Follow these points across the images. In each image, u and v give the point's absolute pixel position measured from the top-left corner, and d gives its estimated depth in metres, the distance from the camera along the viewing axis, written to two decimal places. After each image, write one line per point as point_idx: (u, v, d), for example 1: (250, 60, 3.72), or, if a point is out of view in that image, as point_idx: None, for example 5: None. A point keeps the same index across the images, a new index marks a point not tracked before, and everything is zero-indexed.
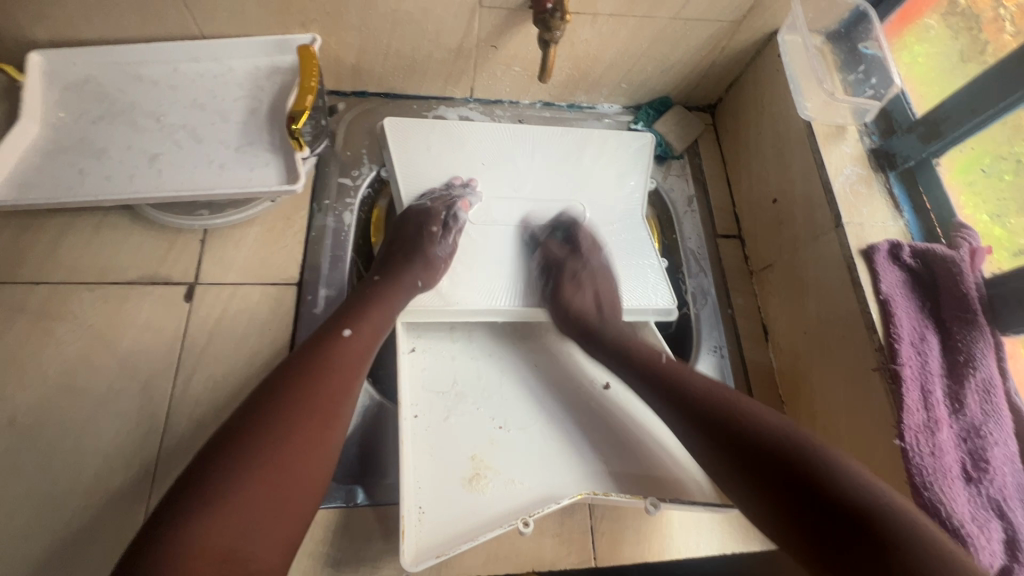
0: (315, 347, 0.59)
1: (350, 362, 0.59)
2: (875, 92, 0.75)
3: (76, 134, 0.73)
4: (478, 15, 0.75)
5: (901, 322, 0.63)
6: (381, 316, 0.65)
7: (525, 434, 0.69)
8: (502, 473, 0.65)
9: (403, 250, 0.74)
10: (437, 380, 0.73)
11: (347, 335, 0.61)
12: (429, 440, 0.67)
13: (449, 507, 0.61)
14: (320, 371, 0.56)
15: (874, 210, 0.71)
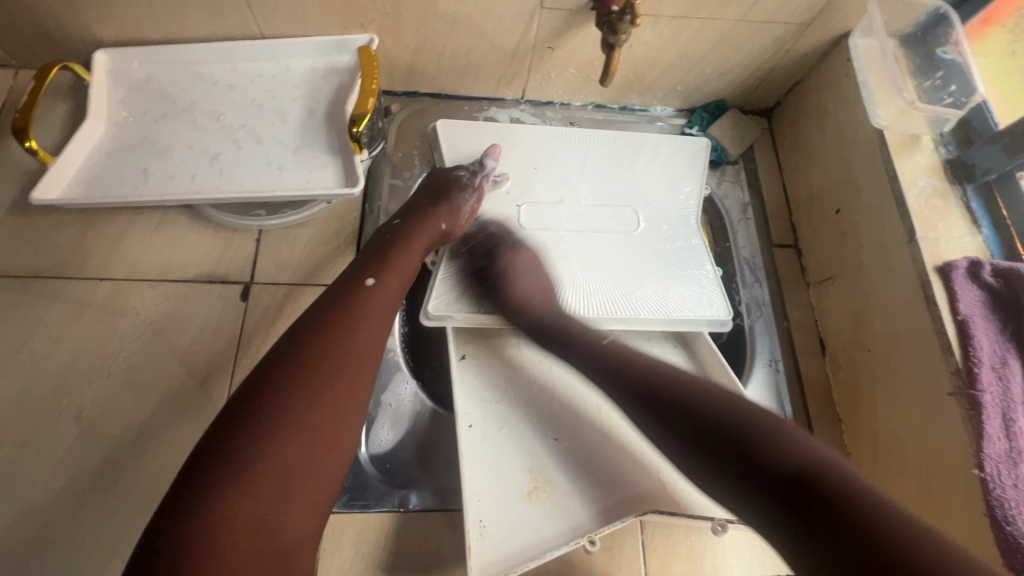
0: (341, 302, 0.56)
1: (373, 315, 0.57)
2: (954, 100, 0.71)
3: (139, 133, 0.74)
4: (538, 16, 0.74)
5: (981, 345, 0.60)
6: (399, 261, 0.64)
7: (579, 446, 0.68)
8: (560, 486, 0.65)
9: (431, 193, 0.75)
10: (487, 388, 0.72)
11: (370, 286, 0.59)
12: (486, 450, 0.66)
13: (509, 518, 0.62)
14: (346, 325, 0.54)
15: (950, 224, 0.68)
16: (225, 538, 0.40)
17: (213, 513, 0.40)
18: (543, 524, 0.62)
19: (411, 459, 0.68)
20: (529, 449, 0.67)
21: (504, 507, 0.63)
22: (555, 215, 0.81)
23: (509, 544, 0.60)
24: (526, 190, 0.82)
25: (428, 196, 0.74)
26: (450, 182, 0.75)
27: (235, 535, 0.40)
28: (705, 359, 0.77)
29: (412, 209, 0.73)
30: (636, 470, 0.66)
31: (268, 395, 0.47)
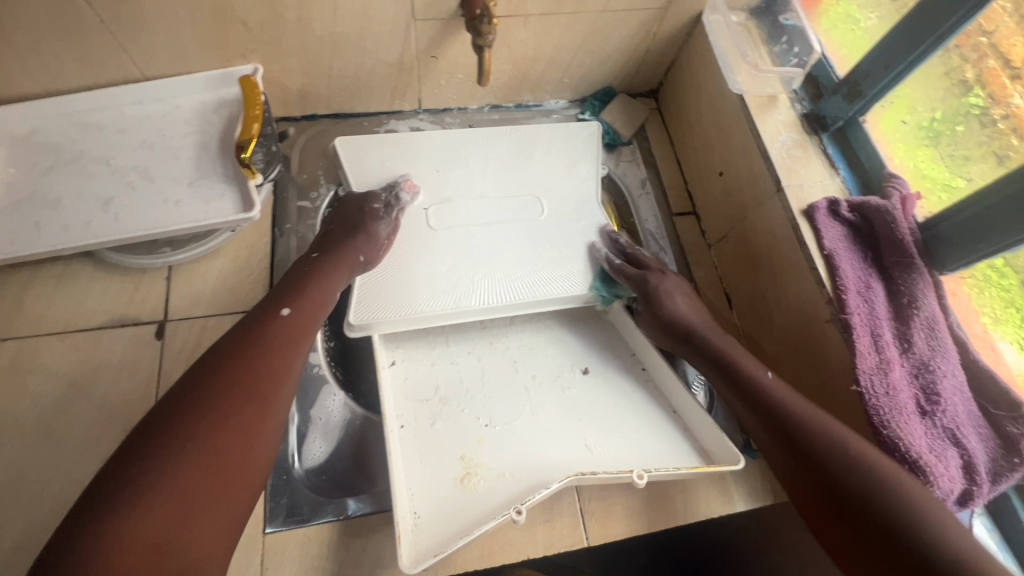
0: (255, 331, 0.59)
1: (287, 338, 0.60)
2: (799, 60, 0.79)
3: (27, 187, 0.74)
4: (413, 28, 0.78)
5: (846, 274, 0.66)
6: (320, 291, 0.67)
7: (510, 427, 0.71)
8: (491, 468, 0.67)
9: (344, 229, 0.77)
10: (418, 388, 0.74)
11: (285, 314, 0.62)
12: (419, 448, 0.68)
13: (444, 505, 0.63)
14: (258, 348, 0.57)
15: (811, 171, 0.74)
16: (121, 556, 0.40)
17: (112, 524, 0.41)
18: (476, 506, 0.63)
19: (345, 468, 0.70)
20: (461, 439, 0.70)
21: (440, 497, 0.64)
22: (461, 214, 0.84)
23: (445, 529, 0.61)
24: (433, 194, 0.85)
25: (344, 229, 0.77)
26: (364, 214, 0.78)
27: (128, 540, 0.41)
28: (623, 328, 0.82)
29: (324, 240, 0.76)
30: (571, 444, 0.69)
31: (175, 414, 0.49)
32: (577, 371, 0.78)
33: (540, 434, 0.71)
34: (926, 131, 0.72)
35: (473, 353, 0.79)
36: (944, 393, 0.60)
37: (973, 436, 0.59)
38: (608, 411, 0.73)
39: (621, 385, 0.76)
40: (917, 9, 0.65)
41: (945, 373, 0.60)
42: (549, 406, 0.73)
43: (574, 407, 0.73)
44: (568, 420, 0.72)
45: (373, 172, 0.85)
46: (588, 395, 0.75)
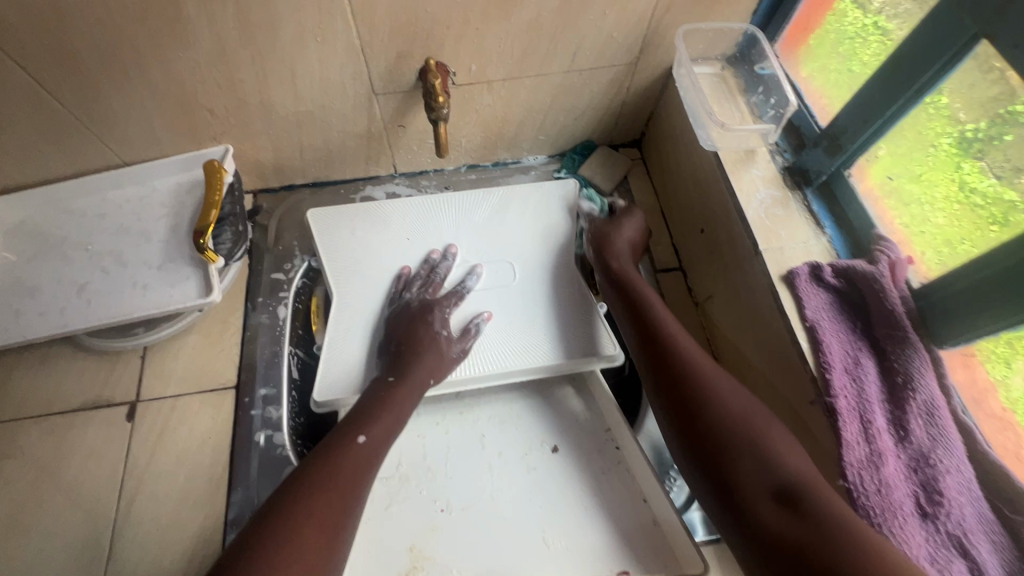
0: (330, 462, 0.56)
1: (357, 469, 0.57)
2: (777, 112, 0.74)
3: (13, 275, 0.77)
4: (376, 102, 0.78)
5: (830, 349, 0.60)
6: (392, 414, 0.64)
7: (469, 514, 0.69)
8: (441, 562, 0.65)
9: (411, 346, 0.72)
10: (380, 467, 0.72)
11: (361, 443, 0.59)
12: (370, 536, 0.66)
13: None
14: (324, 487, 0.54)
15: (793, 231, 0.69)
16: None
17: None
18: None
19: None
20: (413, 526, 0.67)
21: None
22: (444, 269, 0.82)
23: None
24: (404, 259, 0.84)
25: (411, 345, 0.72)
26: (433, 334, 0.73)
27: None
28: (600, 400, 0.78)
29: (393, 353, 0.72)
30: (531, 535, 0.67)
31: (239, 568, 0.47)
32: (546, 449, 0.74)
33: (499, 522, 0.68)
34: (960, 134, 0.57)
35: (441, 427, 0.76)
36: (948, 492, 0.52)
37: (983, 544, 0.51)
38: (573, 499, 0.70)
39: (590, 468, 0.72)
40: (890, 62, 0.59)
41: (948, 468, 0.53)
42: (511, 491, 0.70)
43: (535, 492, 0.70)
44: (529, 508, 0.69)
45: (346, 247, 0.84)
46: (556, 479, 0.71)
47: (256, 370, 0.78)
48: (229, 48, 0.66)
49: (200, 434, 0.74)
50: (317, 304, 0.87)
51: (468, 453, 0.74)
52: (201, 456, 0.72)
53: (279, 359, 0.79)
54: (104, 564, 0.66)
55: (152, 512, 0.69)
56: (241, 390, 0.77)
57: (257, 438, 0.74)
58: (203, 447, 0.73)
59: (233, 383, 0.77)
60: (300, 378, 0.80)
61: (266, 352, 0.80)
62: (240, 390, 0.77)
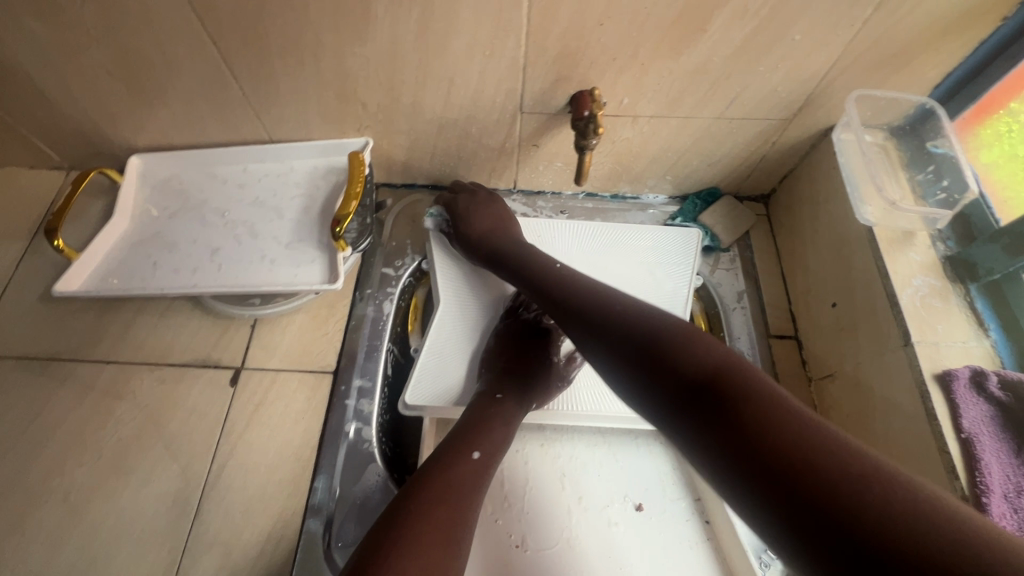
0: (445, 474, 0.57)
1: (471, 478, 0.58)
2: (948, 195, 0.69)
3: (155, 228, 0.82)
4: (520, 119, 0.78)
5: (990, 470, 0.54)
6: (500, 433, 0.64)
7: (545, 556, 0.66)
8: None
9: (522, 368, 0.72)
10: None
11: (475, 459, 0.60)
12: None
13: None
14: (446, 498, 0.54)
15: (951, 327, 0.63)
16: None
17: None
18: None
19: None
20: (487, 557, 0.66)
21: None
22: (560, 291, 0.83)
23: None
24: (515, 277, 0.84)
25: (523, 365, 0.73)
26: (546, 361, 0.75)
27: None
28: (692, 465, 0.73)
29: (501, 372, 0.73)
30: None
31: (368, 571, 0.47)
32: (630, 506, 0.71)
33: (577, 573, 0.65)
34: None
35: (521, 456, 0.74)
36: None
37: None
38: (655, 566, 0.66)
39: (675, 535, 0.69)
40: None
41: None
42: (590, 542, 0.67)
43: (614, 547, 0.67)
44: (607, 563, 0.66)
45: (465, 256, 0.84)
46: (637, 539, 0.68)
47: (355, 360, 0.79)
48: (401, 50, 0.68)
49: (294, 413, 0.75)
50: (418, 304, 0.88)
51: (548, 490, 0.72)
52: (292, 435, 0.73)
53: (377, 353, 0.80)
54: (190, 521, 0.68)
55: (240, 480, 0.70)
56: (339, 377, 0.78)
57: (347, 428, 0.74)
58: (295, 425, 0.74)
59: (332, 369, 0.79)
60: (392, 375, 0.81)
61: (366, 344, 0.81)
62: (338, 377, 0.78)
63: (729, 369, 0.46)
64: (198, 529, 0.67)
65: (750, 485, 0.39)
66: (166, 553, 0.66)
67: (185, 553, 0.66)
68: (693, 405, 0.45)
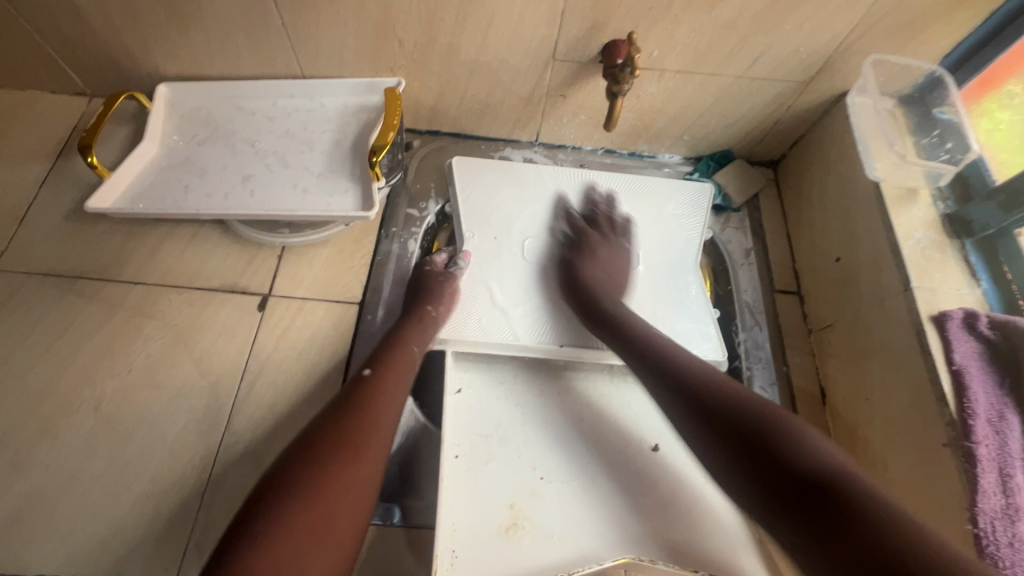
0: (348, 390, 0.58)
1: (385, 390, 0.59)
2: (950, 156, 0.74)
3: (184, 154, 0.83)
4: (551, 66, 0.81)
5: (976, 397, 0.59)
6: (404, 351, 0.66)
7: (568, 487, 0.69)
8: (541, 525, 0.66)
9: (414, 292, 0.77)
10: (479, 421, 0.74)
11: (369, 373, 0.61)
12: (473, 485, 0.67)
13: (485, 555, 0.62)
14: (353, 404, 0.56)
15: (947, 276, 0.68)
16: None
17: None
18: (519, 561, 0.62)
19: (397, 474, 0.70)
20: (513, 486, 0.68)
21: (484, 541, 0.63)
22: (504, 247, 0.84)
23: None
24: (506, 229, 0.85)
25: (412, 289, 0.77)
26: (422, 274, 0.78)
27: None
28: None
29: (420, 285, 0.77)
30: (625, 518, 0.67)
31: (281, 503, 0.45)
32: (646, 446, 0.74)
33: (598, 505, 0.68)
34: None
35: (541, 399, 0.77)
36: None
37: None
38: (674, 501, 0.69)
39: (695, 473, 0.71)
40: None
41: None
42: (612, 478, 0.70)
43: (631, 479, 0.71)
44: (629, 497, 0.69)
45: (490, 212, 0.86)
46: (657, 479, 0.71)
47: (380, 293, 0.82)
48: None
49: (322, 339, 0.77)
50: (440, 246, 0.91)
51: (570, 432, 0.74)
52: (319, 360, 0.76)
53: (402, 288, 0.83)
54: (220, 434, 0.70)
55: (269, 399, 0.72)
56: (364, 308, 0.80)
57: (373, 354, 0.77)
58: (322, 349, 0.76)
59: (358, 300, 0.81)
60: None
61: (391, 279, 0.83)
62: (363, 307, 0.80)
63: (775, 421, 0.55)
64: (229, 439, 0.70)
65: (834, 556, 0.45)
66: (199, 461, 0.68)
67: (216, 462, 0.68)
68: (803, 509, 0.48)
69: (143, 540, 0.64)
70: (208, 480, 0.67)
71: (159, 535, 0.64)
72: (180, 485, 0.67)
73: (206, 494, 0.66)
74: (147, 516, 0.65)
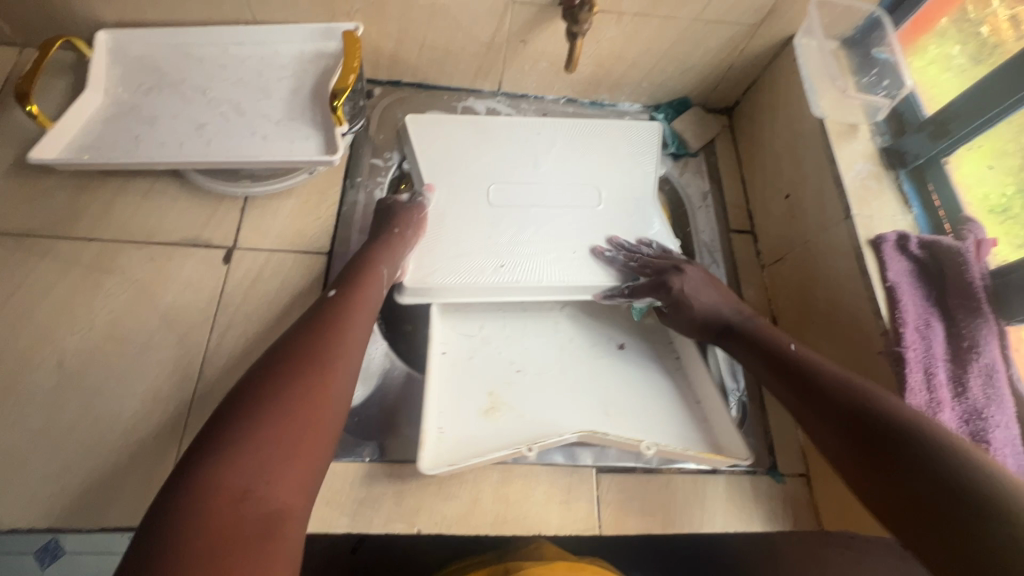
0: (318, 314, 0.60)
1: (356, 317, 0.61)
2: (887, 93, 0.79)
3: (131, 104, 0.79)
4: (511, 10, 0.81)
5: (906, 307, 0.65)
6: (367, 272, 0.67)
7: (542, 375, 0.79)
8: (516, 407, 0.75)
9: (377, 220, 0.77)
10: (468, 326, 0.82)
11: (335, 295, 0.63)
12: (454, 376, 0.77)
13: (471, 429, 0.71)
14: (322, 324, 0.58)
15: (883, 204, 0.74)
16: (207, 502, 0.41)
17: (200, 533, 0.39)
18: (498, 433, 0.71)
19: (375, 414, 0.72)
20: (492, 377, 0.78)
21: (467, 421, 0.72)
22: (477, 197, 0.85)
23: (467, 447, 0.68)
24: (473, 178, 0.86)
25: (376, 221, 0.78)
26: (387, 205, 0.78)
27: (217, 543, 0.39)
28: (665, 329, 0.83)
29: (385, 211, 0.77)
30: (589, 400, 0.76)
31: (246, 418, 0.46)
32: (612, 346, 0.83)
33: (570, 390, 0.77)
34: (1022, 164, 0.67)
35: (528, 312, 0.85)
36: (994, 443, 0.58)
37: None
38: (632, 383, 0.79)
39: (653, 368, 0.81)
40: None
41: (998, 423, 0.59)
42: (591, 372, 0.80)
43: (608, 370, 0.80)
44: (605, 388, 0.78)
45: (454, 161, 0.87)
46: (620, 368, 0.81)
47: (348, 243, 0.82)
48: None
49: (291, 288, 0.77)
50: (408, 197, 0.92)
51: (542, 329, 0.84)
52: (289, 310, 0.75)
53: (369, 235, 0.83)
54: (193, 384, 0.69)
55: (242, 349, 0.72)
56: (333, 258, 0.80)
57: None
58: (292, 299, 0.76)
59: (326, 251, 0.80)
60: None
61: (358, 228, 0.83)
62: (332, 258, 0.80)
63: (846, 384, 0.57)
64: (202, 390, 0.69)
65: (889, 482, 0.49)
66: (173, 413, 0.68)
67: (191, 413, 0.68)
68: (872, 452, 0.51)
69: (119, 489, 0.64)
70: (184, 429, 0.67)
71: (136, 484, 0.64)
72: (154, 435, 0.66)
73: (181, 442, 0.66)
74: (122, 467, 0.64)
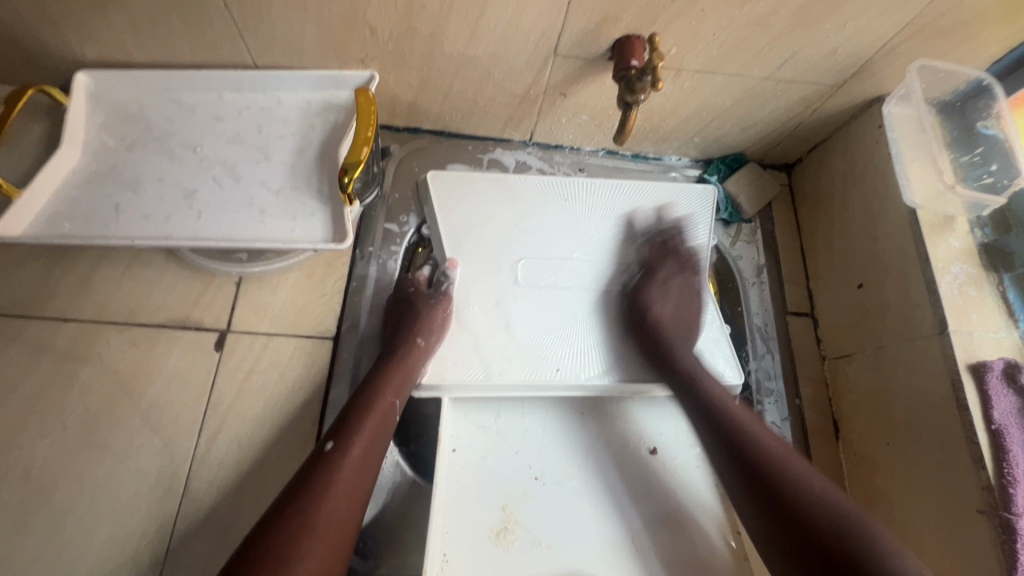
0: (310, 479, 0.52)
1: (350, 484, 0.53)
2: (993, 180, 0.67)
3: (112, 163, 0.69)
4: (552, 63, 0.69)
5: (1016, 460, 0.55)
6: (375, 407, 0.59)
7: (563, 485, 0.67)
8: (531, 531, 0.64)
9: (397, 315, 0.69)
10: (479, 413, 0.71)
11: (330, 450, 0.55)
12: (463, 480, 0.66)
13: (476, 560, 0.61)
14: (312, 504, 0.50)
15: (983, 317, 0.63)
16: None
17: None
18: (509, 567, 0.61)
19: (383, 539, 0.63)
20: (509, 485, 0.66)
21: (472, 545, 0.62)
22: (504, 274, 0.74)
23: None
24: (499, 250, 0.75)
25: (397, 315, 0.69)
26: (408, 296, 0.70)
27: None
28: None
29: (406, 304, 0.69)
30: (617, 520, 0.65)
31: None
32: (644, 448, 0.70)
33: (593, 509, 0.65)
34: None
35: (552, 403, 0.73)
36: None
37: None
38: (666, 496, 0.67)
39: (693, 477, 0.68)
40: None
41: None
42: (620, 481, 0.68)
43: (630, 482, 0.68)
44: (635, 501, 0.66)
45: (477, 229, 0.76)
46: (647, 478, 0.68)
47: (357, 328, 0.72)
48: None
49: (291, 382, 0.67)
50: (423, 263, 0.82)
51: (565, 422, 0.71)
52: (288, 410, 0.66)
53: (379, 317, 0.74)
54: (177, 500, 0.61)
55: (233, 457, 0.63)
56: (338, 344, 0.71)
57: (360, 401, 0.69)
58: (292, 396, 0.67)
59: (332, 335, 0.71)
60: None
61: (369, 310, 0.74)
62: (337, 344, 0.71)
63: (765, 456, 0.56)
64: (187, 509, 0.61)
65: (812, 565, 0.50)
66: (154, 536, 0.59)
67: (174, 537, 0.60)
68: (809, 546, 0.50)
69: None
70: (165, 557, 0.59)
71: None
72: (132, 565, 0.58)
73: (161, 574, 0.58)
74: None
